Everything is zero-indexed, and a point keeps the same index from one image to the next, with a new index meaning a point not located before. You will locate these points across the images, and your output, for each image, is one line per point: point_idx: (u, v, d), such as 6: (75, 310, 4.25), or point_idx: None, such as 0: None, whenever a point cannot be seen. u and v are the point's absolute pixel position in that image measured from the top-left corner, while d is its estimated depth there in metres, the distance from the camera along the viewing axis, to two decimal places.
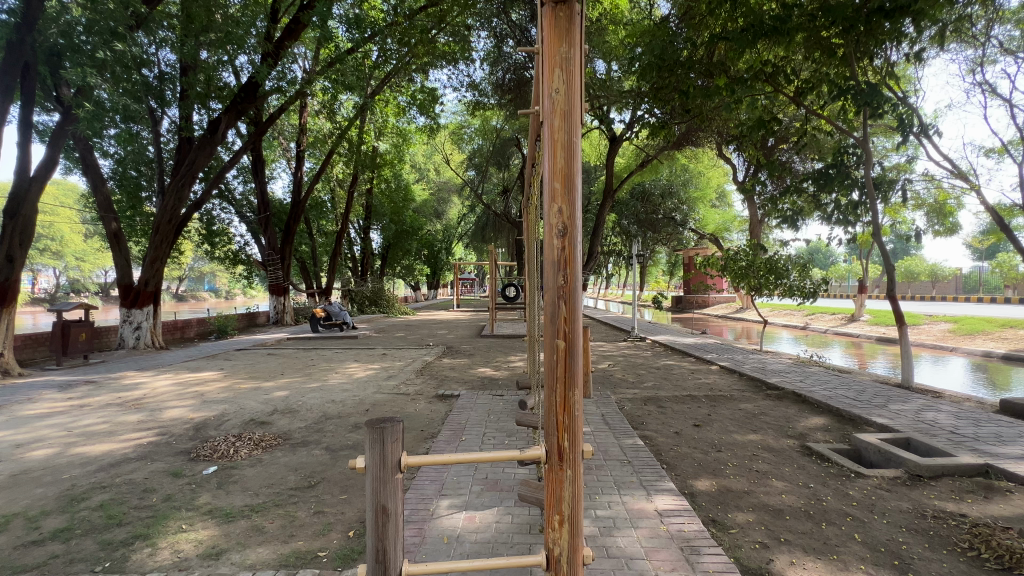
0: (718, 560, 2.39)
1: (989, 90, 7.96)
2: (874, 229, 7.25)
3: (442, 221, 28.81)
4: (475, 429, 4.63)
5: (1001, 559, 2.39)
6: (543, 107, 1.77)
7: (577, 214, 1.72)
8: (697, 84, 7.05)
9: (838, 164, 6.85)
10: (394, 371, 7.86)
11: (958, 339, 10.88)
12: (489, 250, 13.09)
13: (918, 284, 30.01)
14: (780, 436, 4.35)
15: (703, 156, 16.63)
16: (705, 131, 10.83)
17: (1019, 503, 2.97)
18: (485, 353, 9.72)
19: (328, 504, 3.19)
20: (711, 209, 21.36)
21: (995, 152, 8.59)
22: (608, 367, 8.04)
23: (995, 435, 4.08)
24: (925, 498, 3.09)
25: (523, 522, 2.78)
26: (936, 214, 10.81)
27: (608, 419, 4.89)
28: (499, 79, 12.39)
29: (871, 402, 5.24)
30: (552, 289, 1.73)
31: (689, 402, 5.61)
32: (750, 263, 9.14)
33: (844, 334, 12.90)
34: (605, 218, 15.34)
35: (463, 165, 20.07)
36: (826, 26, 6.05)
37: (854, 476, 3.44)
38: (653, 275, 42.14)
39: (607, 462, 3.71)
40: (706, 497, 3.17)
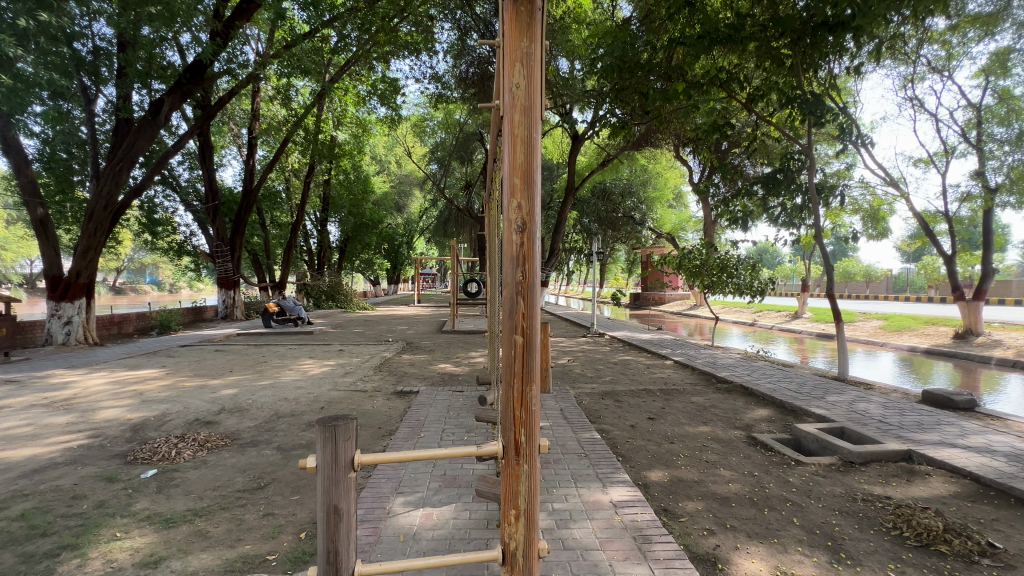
0: (669, 547, 2.48)
1: (919, 105, 8.63)
2: (817, 232, 7.70)
3: (404, 217, 28.25)
4: (434, 426, 4.57)
5: (921, 536, 2.60)
6: (503, 102, 1.75)
7: (536, 210, 1.73)
8: (656, 87, 7.25)
9: (784, 169, 7.27)
10: (352, 367, 7.66)
11: (888, 335, 11.78)
12: (451, 245, 12.68)
13: (853, 284, 32.24)
14: (729, 427, 4.55)
15: (662, 158, 17.05)
16: (664, 133, 11.13)
17: (937, 486, 3.23)
18: (446, 349, 9.65)
19: (278, 506, 3.07)
20: (668, 209, 22.05)
21: (922, 162, 9.34)
22: (567, 363, 8.18)
23: (916, 423, 4.44)
24: (857, 482, 3.32)
25: (481, 518, 2.77)
26: (870, 219, 11.62)
27: (566, 414, 4.97)
28: (463, 73, 12.32)
29: (811, 394, 5.58)
30: (509, 284, 1.73)
31: (644, 396, 5.78)
32: (703, 262, 9.55)
33: (787, 330, 13.67)
34: (567, 216, 15.56)
35: (426, 158, 19.79)
36: (776, 37, 6.40)
37: (795, 464, 3.66)
38: (611, 274, 43.03)
39: (565, 456, 3.76)
40: (659, 488, 3.28)
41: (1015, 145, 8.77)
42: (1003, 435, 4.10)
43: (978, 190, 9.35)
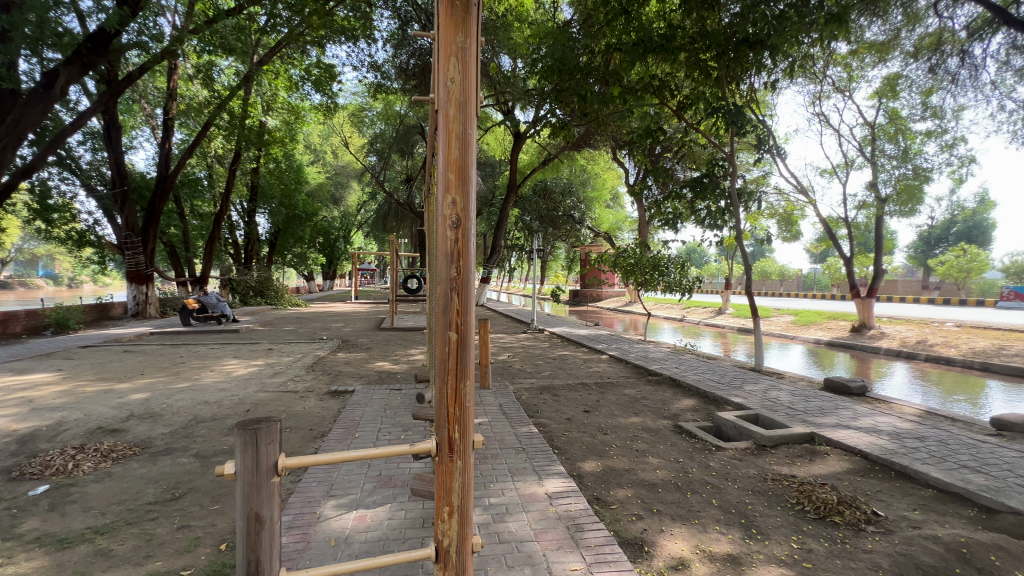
0: (599, 534, 2.58)
1: (825, 121, 9.55)
2: (738, 234, 8.31)
3: (341, 210, 27.10)
4: (369, 426, 4.44)
5: (818, 509, 2.89)
6: (438, 96, 1.73)
7: (470, 206, 1.73)
8: (594, 90, 7.51)
9: (710, 174, 7.77)
10: (281, 367, 7.26)
11: (798, 329, 12.94)
12: (390, 240, 12.34)
13: (769, 283, 35.15)
14: (658, 417, 4.80)
15: (600, 159, 17.60)
16: (601, 135, 11.48)
17: (834, 463, 3.61)
18: (384, 347, 9.40)
19: (196, 516, 2.86)
20: (605, 209, 22.89)
21: (827, 173, 10.35)
22: (507, 358, 8.26)
23: (818, 408, 4.93)
24: (768, 464, 3.63)
25: (416, 517, 2.73)
26: (784, 223, 12.70)
27: (505, 409, 5.01)
28: (403, 64, 12.07)
29: (731, 384, 6.02)
30: (444, 281, 1.72)
31: (580, 390, 5.97)
32: (637, 261, 10.01)
33: (712, 325, 14.65)
34: (509, 213, 15.71)
35: (364, 150, 19.12)
36: (703, 50, 6.83)
37: (715, 449, 3.94)
38: (551, 271, 43.86)
39: (502, 451, 3.80)
40: (592, 477, 3.40)
41: (901, 161, 9.95)
42: (887, 416, 4.66)
43: (872, 199, 10.50)
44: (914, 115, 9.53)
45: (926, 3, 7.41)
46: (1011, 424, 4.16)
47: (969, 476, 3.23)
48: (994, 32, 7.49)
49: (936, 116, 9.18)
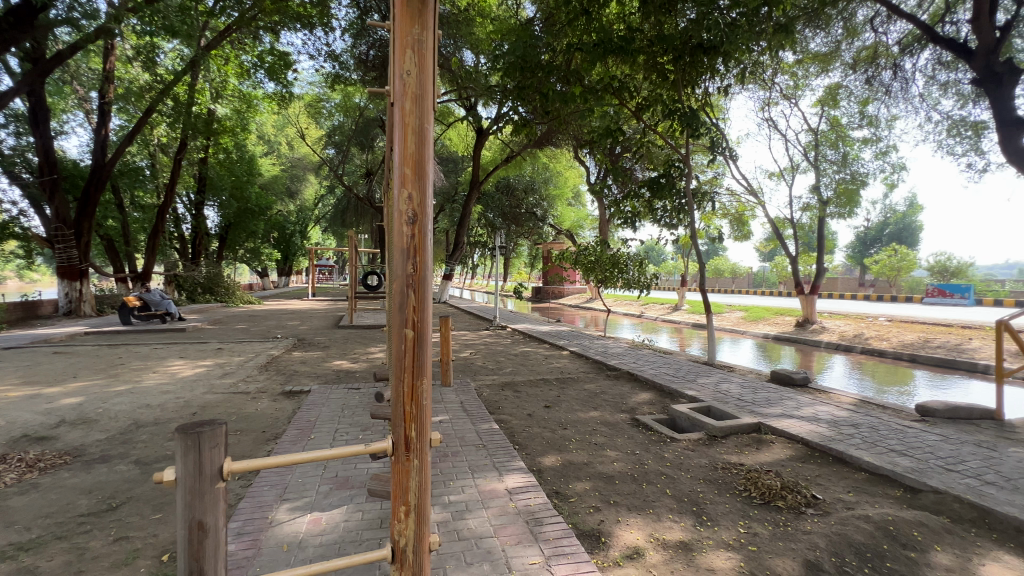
0: (557, 528, 2.62)
1: (773, 126, 10.04)
2: (693, 233, 8.62)
3: (297, 204, 26.14)
4: (325, 427, 4.32)
5: (764, 495, 3.04)
6: (393, 88, 1.70)
7: (427, 202, 1.71)
8: (555, 89, 7.58)
9: (667, 175, 8.04)
10: (232, 367, 6.94)
11: (748, 324, 13.58)
12: (349, 235, 12.01)
13: (722, 280, 36.69)
14: (616, 411, 4.93)
15: (562, 158, 17.80)
16: (563, 135, 11.62)
17: (778, 451, 3.82)
18: (342, 345, 9.16)
19: (135, 527, 2.69)
20: (567, 207, 23.20)
21: (775, 176, 10.90)
22: (469, 355, 8.24)
23: (764, 399, 5.20)
24: (718, 453, 3.79)
25: (374, 518, 2.69)
26: (736, 223, 13.28)
27: (466, 406, 5.00)
28: (363, 54, 11.75)
29: (685, 377, 6.25)
30: (400, 277, 1.69)
31: (541, 385, 6.03)
32: (597, 258, 10.22)
33: (669, 321, 15.15)
34: (471, 209, 15.74)
35: (322, 142, 18.52)
36: (661, 53, 7.03)
37: (669, 441, 4.08)
38: (514, 268, 44.02)
39: (463, 449, 3.78)
40: (552, 472, 3.45)
41: (841, 166, 10.60)
42: (826, 405, 4.97)
43: (814, 201, 11.14)
44: (853, 123, 10.18)
45: (863, 18, 7.93)
46: (933, 410, 4.53)
47: (897, 459, 3.49)
48: (921, 48, 8.11)
49: (871, 125, 9.84)
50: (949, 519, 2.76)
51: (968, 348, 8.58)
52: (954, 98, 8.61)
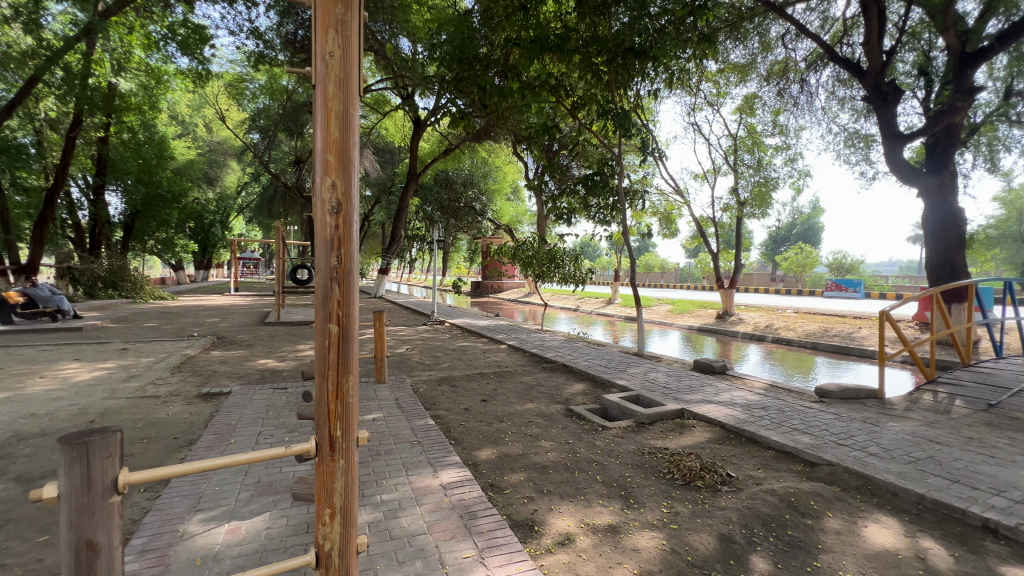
0: (491, 520, 2.64)
1: (698, 129, 10.67)
2: (625, 230, 8.97)
3: (216, 191, 24.13)
4: (247, 430, 4.05)
5: (685, 476, 3.25)
6: (315, 69, 1.61)
7: (351, 191, 1.64)
8: (493, 82, 7.56)
9: (601, 173, 8.31)
10: (139, 369, 6.30)
11: (675, 317, 14.39)
12: (275, 226, 11.28)
13: (652, 275, 38.66)
14: (551, 402, 5.04)
15: (501, 153, 17.84)
16: (501, 129, 11.61)
17: (699, 434, 4.09)
18: (268, 343, 8.63)
19: (14, 553, 2.37)
20: (506, 202, 23.35)
21: (700, 177, 11.60)
22: (405, 351, 8.05)
23: (687, 386, 5.55)
24: (646, 439, 4.00)
25: (300, 523, 2.56)
26: (665, 221, 14.01)
27: (402, 403, 4.89)
28: (291, 34, 11.03)
29: (617, 368, 6.51)
30: (323, 270, 1.62)
31: (478, 379, 6.04)
32: (535, 253, 10.38)
33: (603, 315, 15.72)
34: (408, 204, 15.77)
35: (244, 125, 17.23)
36: (596, 54, 7.20)
37: (601, 429, 4.24)
38: (453, 263, 43.56)
39: (397, 446, 3.70)
40: (487, 465, 3.47)
41: (756, 170, 11.50)
42: (740, 390, 5.40)
43: (733, 202, 12.00)
44: (766, 131, 11.07)
45: (775, 35, 8.62)
46: (829, 392, 5.06)
47: (798, 437, 3.87)
48: (824, 66, 8.97)
49: (782, 134, 10.76)
50: (840, 488, 3.10)
51: (858, 336, 9.66)
52: (849, 113, 9.62)
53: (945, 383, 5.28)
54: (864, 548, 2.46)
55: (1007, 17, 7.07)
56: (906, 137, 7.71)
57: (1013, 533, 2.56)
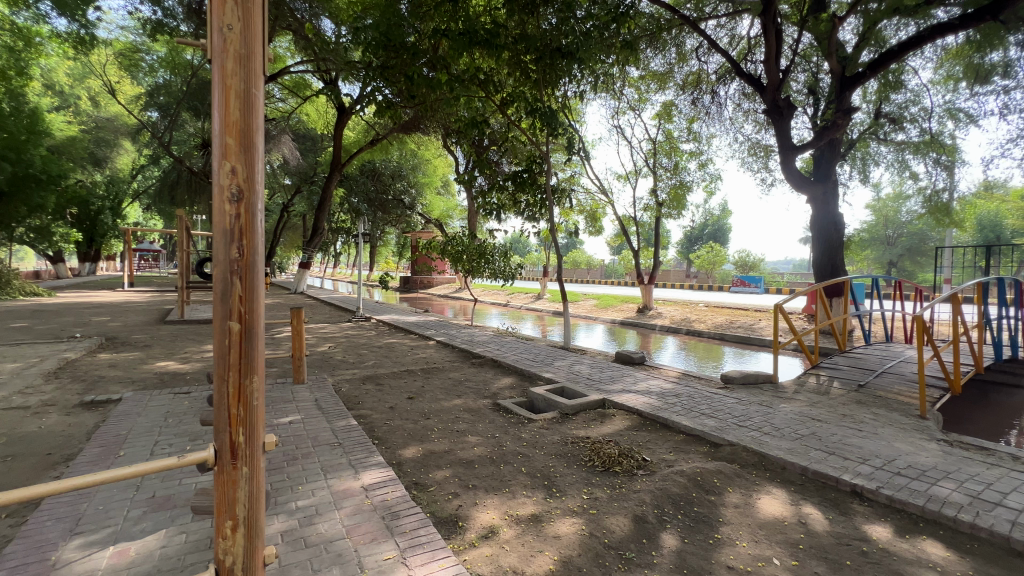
0: (414, 519, 2.60)
1: (622, 132, 11.19)
2: (552, 227, 9.20)
3: (104, 174, 21.37)
4: (141, 440, 3.64)
5: (604, 462, 3.40)
6: (210, 42, 1.48)
7: (254, 177, 1.53)
8: (421, 72, 7.40)
9: (530, 170, 8.46)
10: (3, 376, 5.43)
11: (599, 311, 15.01)
12: (178, 214, 10.19)
13: (579, 271, 40.07)
14: (478, 397, 5.05)
15: (431, 146, 17.54)
16: (430, 122, 11.38)
17: (619, 422, 4.31)
18: (169, 343, 7.81)
19: None
20: (436, 196, 23.07)
21: (623, 178, 12.19)
22: (327, 349, 7.67)
23: (608, 377, 5.83)
24: (569, 429, 4.14)
25: (202, 538, 2.35)
26: (590, 219, 14.54)
27: (321, 404, 4.66)
28: (196, 3, 9.99)
29: (544, 361, 6.67)
30: (221, 262, 1.49)
31: (405, 377, 5.90)
32: (465, 249, 10.33)
33: (533, 309, 16.03)
34: (332, 192, 15.01)
35: (139, 101, 15.40)
36: (525, 52, 7.28)
37: (527, 421, 4.32)
38: (381, 257, 42.13)
39: (316, 449, 3.52)
40: (412, 463, 3.40)
41: (672, 173, 12.29)
42: (657, 379, 5.76)
43: (653, 203, 12.73)
44: (682, 137, 11.86)
45: (690, 47, 9.24)
46: (732, 378, 5.56)
47: (705, 420, 4.20)
48: (731, 79, 9.76)
49: (696, 140, 11.58)
50: (739, 465, 3.42)
51: (759, 327, 10.68)
52: (752, 124, 10.57)
53: (825, 367, 6.01)
54: (757, 518, 2.72)
55: (877, 49, 8.19)
56: (798, 148, 8.60)
57: (873, 495, 2.97)
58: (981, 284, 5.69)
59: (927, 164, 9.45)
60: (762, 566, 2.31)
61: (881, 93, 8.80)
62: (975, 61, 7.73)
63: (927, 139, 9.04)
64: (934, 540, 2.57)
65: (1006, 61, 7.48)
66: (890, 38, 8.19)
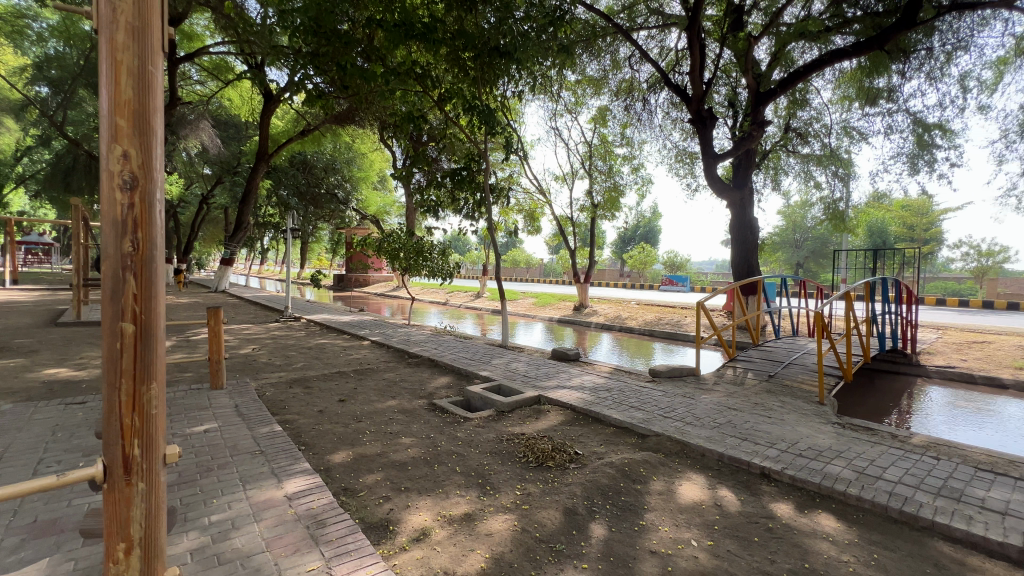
0: (342, 526, 2.50)
1: (559, 134, 11.44)
2: (491, 226, 9.23)
3: None
4: (21, 458, 3.20)
5: (538, 458, 3.46)
6: (99, 12, 1.35)
7: (151, 162, 1.42)
8: (355, 62, 7.10)
9: (469, 168, 8.44)
10: None
11: (537, 309, 15.27)
12: (73, 203, 9.08)
13: (518, 270, 40.52)
14: (413, 398, 4.96)
15: (367, 139, 16.95)
16: (365, 114, 10.96)
17: (553, 417, 4.41)
18: (61, 348, 6.95)
19: None
20: (373, 192, 22.58)
21: (561, 179, 12.48)
22: (250, 351, 7.18)
23: (544, 374, 5.94)
24: (504, 427, 4.16)
25: (93, 565, 2.10)
26: (529, 219, 14.74)
27: (242, 410, 4.35)
28: None
29: (481, 360, 6.67)
30: (111, 256, 1.35)
31: (336, 379, 5.66)
32: (402, 246, 10.09)
33: (472, 309, 15.97)
34: (257, 184, 14.15)
35: (24, 73, 13.55)
36: (462, 49, 7.21)
37: (462, 421, 4.30)
38: (314, 254, 40.14)
39: (234, 458, 3.28)
40: (341, 468, 3.27)
41: (607, 176, 12.77)
42: (590, 375, 5.96)
43: (589, 204, 13.13)
44: (616, 142, 12.33)
45: (623, 56, 9.62)
46: (659, 371, 5.86)
47: (634, 413, 4.40)
48: (661, 89, 10.26)
49: (628, 145, 12.10)
50: (663, 454, 3.61)
51: (684, 324, 11.36)
52: (679, 132, 11.20)
53: (741, 360, 6.51)
54: (678, 503, 2.89)
55: (785, 68, 8.98)
56: (719, 157, 9.22)
57: (779, 476, 3.25)
58: (869, 283, 6.39)
59: (828, 176, 10.49)
60: (682, 548, 2.45)
61: (790, 109, 9.66)
62: (867, 85, 8.66)
63: (828, 153, 10.04)
64: (828, 513, 2.86)
65: (890, 87, 8.47)
66: (797, 59, 9.00)
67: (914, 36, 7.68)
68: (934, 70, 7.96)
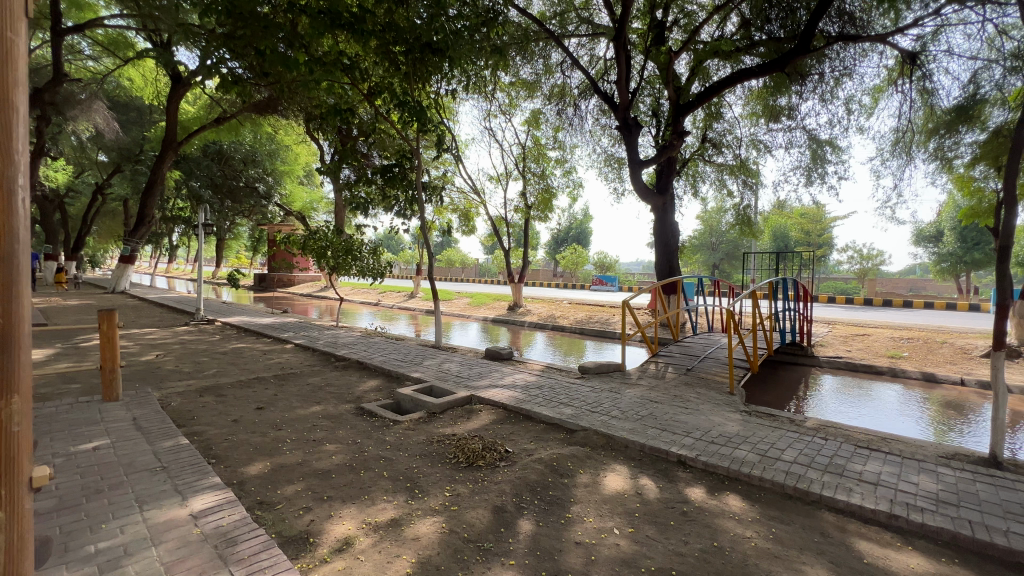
0: (256, 542, 2.33)
1: (493, 133, 11.48)
2: (424, 225, 9.05)
3: None
4: None
5: (469, 457, 3.44)
6: None
7: (10, 142, 1.25)
8: (276, 49, 6.64)
9: (400, 164, 8.22)
10: None
11: (472, 309, 15.23)
12: None
13: (453, 270, 40.07)
14: (340, 403, 4.74)
15: (291, 131, 16.03)
16: (289, 105, 10.34)
17: (484, 417, 4.41)
18: None
19: None
20: (297, 187, 21.59)
21: (495, 180, 12.53)
22: (153, 358, 6.50)
23: (476, 373, 5.93)
24: (435, 428, 4.10)
25: None
26: (464, 218, 14.68)
27: (141, 423, 3.93)
28: None
29: (412, 361, 6.51)
30: None
31: (253, 385, 5.28)
32: (330, 244, 9.65)
33: (405, 309, 15.61)
34: (163, 175, 12.90)
35: None
36: (394, 43, 6.98)
37: (391, 424, 4.17)
38: (231, 253, 37.23)
39: (131, 477, 2.96)
40: (256, 481, 3.06)
41: (540, 179, 13.01)
42: (522, 373, 6.02)
43: (522, 205, 13.29)
44: (549, 145, 12.61)
45: (555, 61, 9.85)
46: (588, 368, 6.06)
47: (563, 409, 4.51)
48: (590, 95, 10.65)
49: (560, 149, 12.42)
50: (590, 447, 3.74)
51: (612, 322, 11.83)
52: (608, 138, 11.68)
53: (663, 356, 6.89)
54: (602, 494, 3.00)
55: (703, 82, 9.65)
56: (643, 163, 9.70)
57: (694, 462, 3.48)
58: (772, 283, 7.01)
59: (739, 184, 11.41)
60: (604, 536, 2.55)
61: (706, 121, 10.39)
62: (771, 103, 9.51)
63: (739, 164, 10.92)
64: (736, 494, 3.10)
65: (790, 105, 9.37)
66: (713, 75, 9.72)
67: (810, 61, 8.57)
68: (826, 92, 8.89)
